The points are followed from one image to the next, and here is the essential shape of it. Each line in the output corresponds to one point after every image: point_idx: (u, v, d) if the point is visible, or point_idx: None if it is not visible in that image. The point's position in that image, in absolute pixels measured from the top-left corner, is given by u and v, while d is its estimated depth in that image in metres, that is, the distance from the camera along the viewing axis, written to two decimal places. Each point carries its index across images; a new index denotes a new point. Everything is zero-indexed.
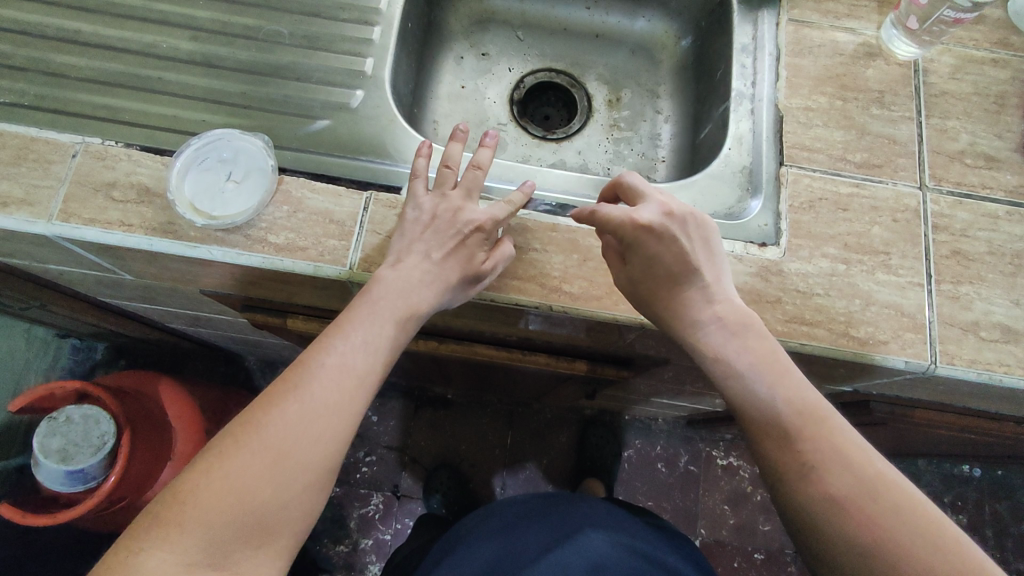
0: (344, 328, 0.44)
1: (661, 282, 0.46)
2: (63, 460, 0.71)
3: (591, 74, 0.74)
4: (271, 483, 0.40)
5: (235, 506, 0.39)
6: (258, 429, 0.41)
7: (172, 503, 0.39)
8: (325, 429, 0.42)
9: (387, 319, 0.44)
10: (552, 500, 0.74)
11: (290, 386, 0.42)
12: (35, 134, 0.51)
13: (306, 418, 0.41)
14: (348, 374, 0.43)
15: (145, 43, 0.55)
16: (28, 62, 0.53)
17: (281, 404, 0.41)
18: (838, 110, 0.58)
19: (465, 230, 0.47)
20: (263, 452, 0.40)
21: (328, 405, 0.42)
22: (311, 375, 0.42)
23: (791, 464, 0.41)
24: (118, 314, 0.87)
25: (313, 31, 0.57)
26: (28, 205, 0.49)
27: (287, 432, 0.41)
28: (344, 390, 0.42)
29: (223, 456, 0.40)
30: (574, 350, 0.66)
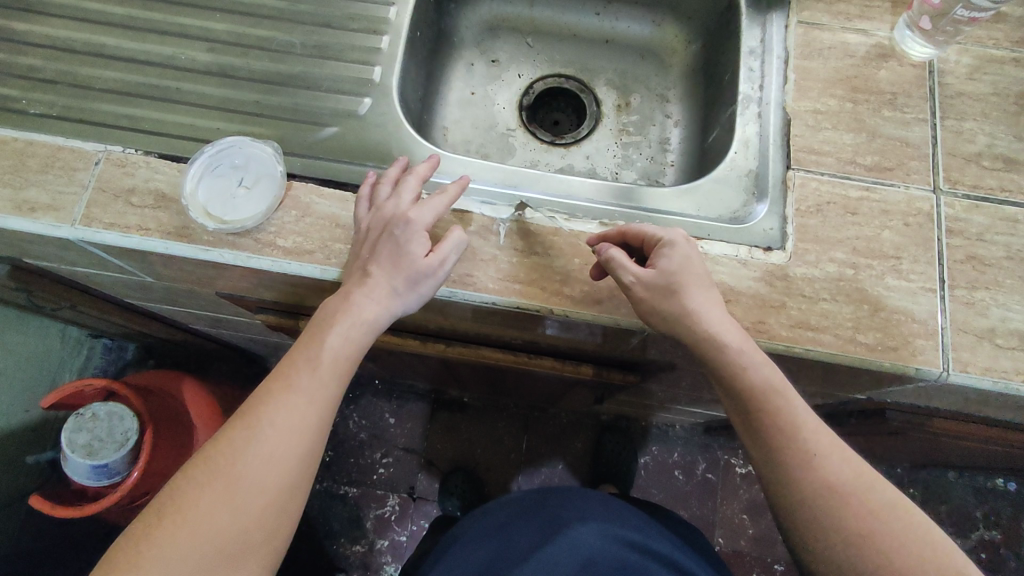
0: (299, 352, 0.46)
1: (691, 279, 0.47)
2: (88, 454, 0.74)
3: (601, 79, 0.74)
4: (228, 509, 0.41)
5: (198, 538, 0.41)
6: (215, 462, 0.43)
7: (134, 541, 0.41)
8: (280, 451, 0.43)
9: (336, 333, 0.46)
10: (545, 492, 0.76)
11: (242, 416, 0.44)
12: (62, 143, 0.53)
13: (259, 443, 0.43)
14: (298, 395, 0.44)
15: (166, 55, 0.58)
16: (57, 75, 0.56)
17: (235, 433, 0.43)
18: (847, 112, 0.57)
19: (397, 232, 0.47)
20: (217, 479, 0.42)
21: (278, 425, 0.43)
22: (265, 400, 0.44)
23: (803, 458, 0.44)
24: (144, 316, 0.91)
25: (324, 41, 0.59)
26: (54, 210, 0.52)
27: (239, 460, 0.42)
28: (298, 410, 0.44)
29: (182, 493, 0.42)
30: (580, 354, 0.66)
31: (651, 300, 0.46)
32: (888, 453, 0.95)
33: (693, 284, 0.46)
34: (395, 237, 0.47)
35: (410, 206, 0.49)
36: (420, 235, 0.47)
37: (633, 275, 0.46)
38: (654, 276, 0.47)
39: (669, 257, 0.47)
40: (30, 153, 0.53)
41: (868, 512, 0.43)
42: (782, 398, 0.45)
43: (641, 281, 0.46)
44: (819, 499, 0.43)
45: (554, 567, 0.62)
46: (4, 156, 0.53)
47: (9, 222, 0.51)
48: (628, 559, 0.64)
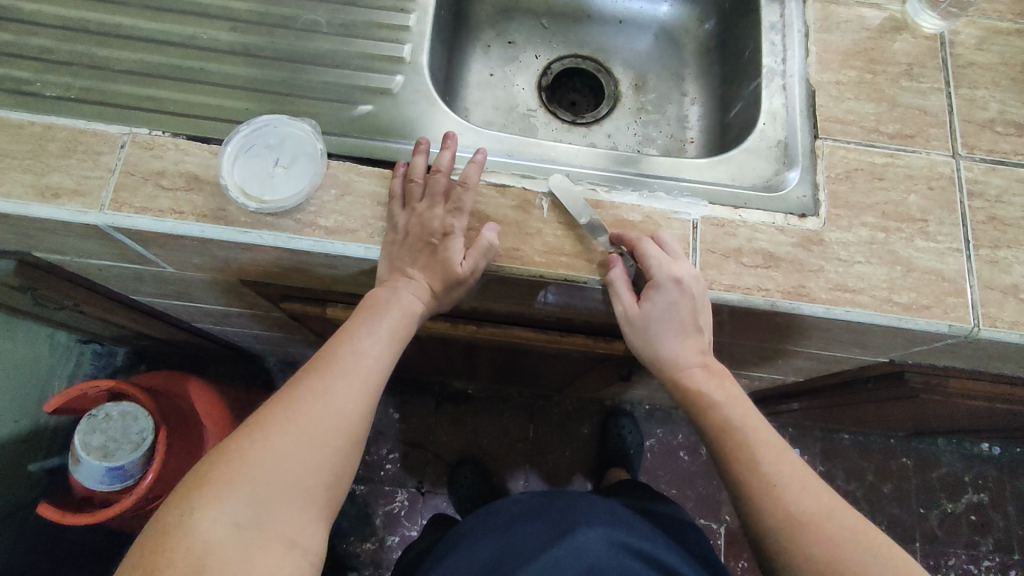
0: (363, 312, 0.48)
1: (669, 325, 0.50)
2: (103, 457, 0.71)
3: (617, 60, 0.74)
4: (305, 449, 0.43)
5: (274, 472, 0.42)
6: (290, 403, 0.44)
7: (215, 470, 0.42)
8: (351, 399, 0.45)
9: (396, 309, 0.48)
10: (553, 497, 0.75)
11: (317, 367, 0.46)
12: (83, 126, 0.51)
13: (332, 389, 0.45)
14: (366, 356, 0.47)
15: (187, 35, 0.56)
16: (72, 56, 0.54)
17: (310, 379, 0.45)
18: (868, 83, 0.59)
19: (436, 242, 0.49)
20: (295, 420, 0.43)
21: (351, 378, 0.46)
22: (336, 352, 0.46)
23: (758, 489, 0.46)
24: (148, 316, 0.87)
25: (350, 20, 0.58)
26: (80, 195, 0.49)
27: (314, 402, 0.44)
28: (365, 363, 0.46)
29: (259, 429, 0.43)
30: (612, 329, 0.66)
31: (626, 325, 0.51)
32: (890, 420, 0.98)
33: (669, 329, 0.50)
34: (434, 249, 0.49)
35: (444, 211, 0.49)
36: (456, 244, 0.48)
37: (622, 308, 0.50)
38: (643, 312, 0.50)
39: (654, 304, 0.49)
40: (51, 137, 0.51)
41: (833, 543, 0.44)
42: (738, 432, 0.48)
43: (623, 318, 0.51)
44: (782, 530, 0.45)
45: (558, 570, 0.61)
46: (20, 140, 0.50)
47: (31, 209, 0.49)
48: (631, 568, 0.62)
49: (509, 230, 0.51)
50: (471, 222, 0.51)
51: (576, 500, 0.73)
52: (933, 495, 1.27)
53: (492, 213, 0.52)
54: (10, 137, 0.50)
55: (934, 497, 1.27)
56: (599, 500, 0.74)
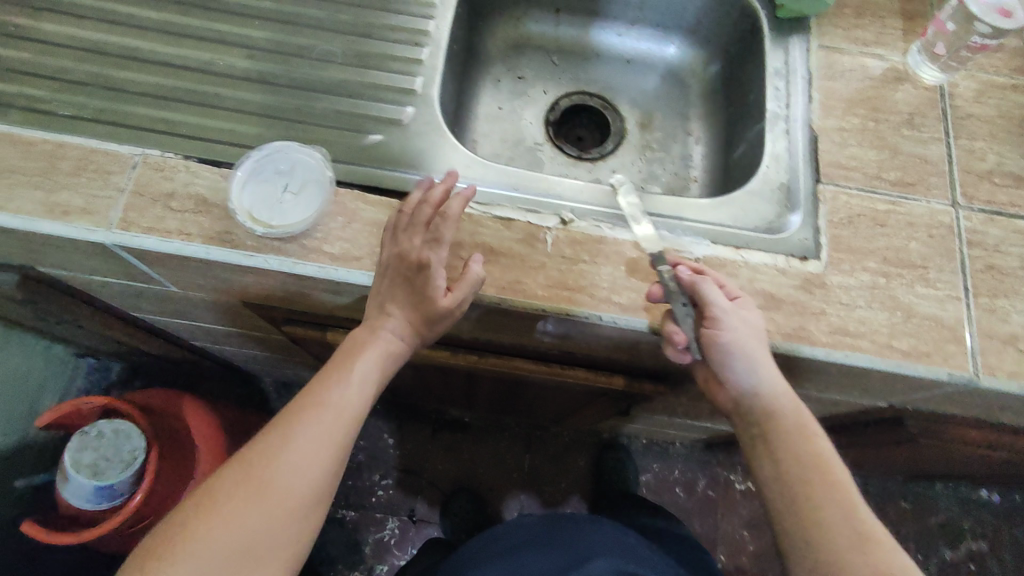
0: (336, 364, 0.47)
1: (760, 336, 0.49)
2: (93, 475, 0.70)
3: (624, 98, 0.76)
4: (260, 512, 0.42)
5: (234, 540, 0.42)
6: (248, 465, 0.44)
7: (173, 533, 0.42)
8: (317, 460, 0.44)
9: (364, 362, 0.47)
10: (562, 526, 0.74)
11: (279, 425, 0.45)
12: (96, 145, 0.52)
13: (296, 452, 0.44)
14: (330, 411, 0.46)
15: (204, 60, 0.57)
16: (89, 77, 0.55)
17: (270, 438, 0.45)
18: (869, 130, 0.60)
19: (417, 279, 0.46)
20: (253, 481, 0.43)
21: (310, 437, 0.44)
22: (305, 408, 0.46)
23: (847, 540, 0.43)
24: (146, 332, 0.87)
25: (365, 51, 0.59)
26: (88, 214, 0.50)
27: (270, 465, 0.43)
28: (336, 422, 0.45)
29: (217, 491, 0.43)
30: (612, 364, 0.65)
31: (726, 331, 0.47)
32: (888, 464, 0.97)
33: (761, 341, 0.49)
34: (416, 287, 0.47)
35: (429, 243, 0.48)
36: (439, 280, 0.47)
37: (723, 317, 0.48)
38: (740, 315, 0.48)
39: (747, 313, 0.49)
40: (63, 156, 0.51)
41: None
42: (826, 470, 0.46)
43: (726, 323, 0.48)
44: None
45: None
46: (33, 158, 0.51)
47: (39, 226, 0.49)
48: None
49: (513, 263, 0.52)
50: (475, 254, 0.52)
51: (585, 528, 0.72)
52: (930, 542, 1.26)
53: (496, 246, 0.52)
54: (23, 154, 0.51)
55: (932, 543, 1.25)
56: (608, 525, 0.73)
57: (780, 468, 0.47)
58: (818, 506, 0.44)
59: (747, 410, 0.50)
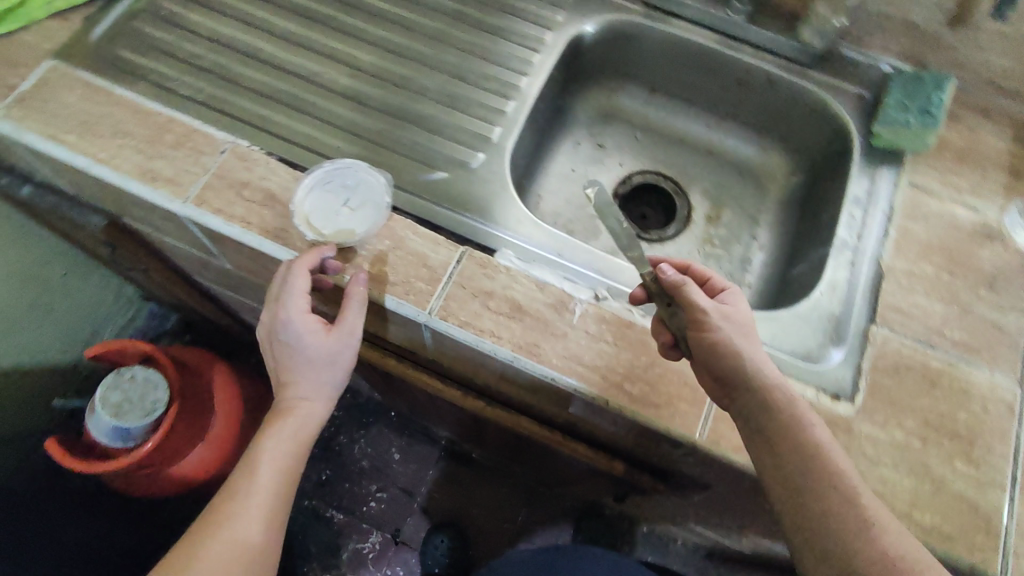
0: (251, 462, 0.52)
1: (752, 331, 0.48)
2: (114, 415, 0.75)
3: (697, 187, 0.75)
4: (228, 561, 0.48)
5: None
6: (209, 530, 0.48)
7: None
8: (240, 555, 0.48)
9: (293, 420, 0.52)
10: (553, 557, 0.72)
11: (229, 490, 0.50)
12: (197, 126, 0.57)
13: (219, 552, 0.48)
14: (273, 463, 0.52)
15: (312, 71, 0.63)
16: (212, 66, 0.62)
17: (225, 502, 0.50)
18: (942, 282, 0.56)
19: (283, 337, 0.51)
20: (217, 537, 0.48)
21: (260, 489, 0.51)
22: (224, 508, 0.49)
23: (859, 537, 0.40)
24: (202, 294, 0.93)
25: (456, 92, 0.63)
26: (172, 184, 0.55)
27: (232, 520, 0.49)
28: (256, 512, 0.50)
29: (181, 559, 0.47)
30: (616, 448, 0.64)
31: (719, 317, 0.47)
32: None
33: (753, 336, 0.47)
34: (287, 343, 0.51)
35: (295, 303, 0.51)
36: (298, 325, 0.51)
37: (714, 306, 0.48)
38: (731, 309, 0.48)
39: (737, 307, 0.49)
40: (169, 128, 0.57)
41: None
42: (832, 460, 0.42)
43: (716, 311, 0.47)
44: None
45: None
46: (145, 126, 0.57)
47: (130, 185, 0.55)
48: None
49: (535, 325, 0.52)
50: (501, 307, 0.52)
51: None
52: None
53: (524, 304, 0.53)
54: (137, 120, 0.57)
55: None
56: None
57: (783, 461, 0.43)
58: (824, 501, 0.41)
59: (755, 411, 0.45)
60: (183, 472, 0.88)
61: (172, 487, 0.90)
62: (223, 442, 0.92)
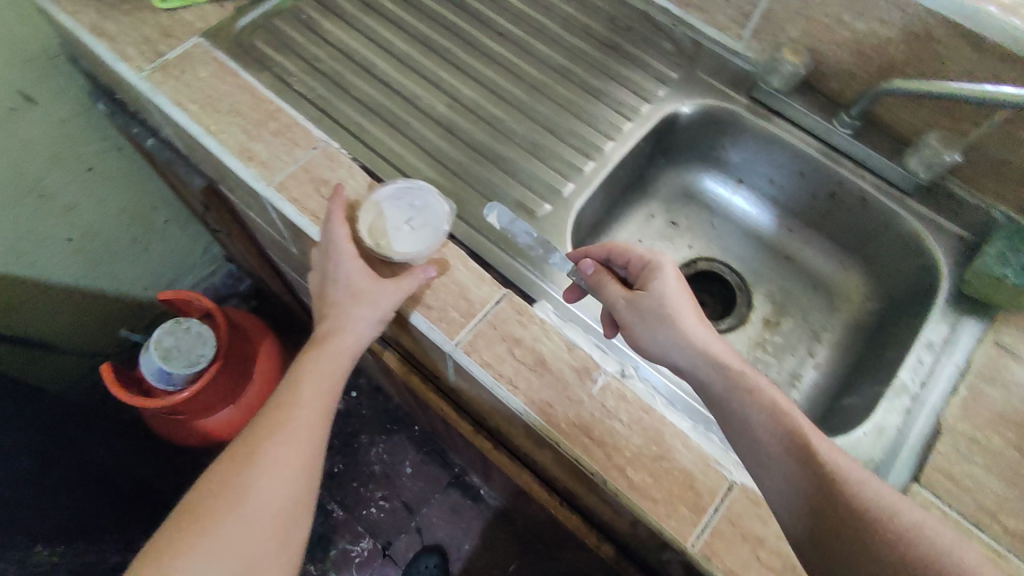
0: (297, 380, 0.54)
1: (674, 306, 0.51)
2: (162, 358, 0.81)
3: (764, 287, 0.72)
4: (279, 469, 0.50)
5: (263, 497, 0.49)
6: (258, 441, 0.51)
7: (199, 510, 0.48)
8: (289, 469, 0.50)
9: (338, 342, 0.54)
10: None
11: (277, 406, 0.53)
12: (300, 121, 0.62)
13: (274, 458, 0.50)
14: (321, 379, 0.54)
15: (415, 94, 0.66)
16: (330, 71, 0.67)
17: (274, 417, 0.52)
18: (1011, 459, 0.49)
19: (334, 274, 0.54)
20: (268, 446, 0.50)
21: (310, 403, 0.53)
22: (274, 419, 0.52)
23: (833, 511, 0.40)
24: (272, 268, 0.99)
25: (540, 142, 0.65)
26: (263, 167, 0.60)
27: (282, 433, 0.51)
28: (305, 423, 0.52)
29: (234, 467, 0.50)
30: (610, 530, 0.62)
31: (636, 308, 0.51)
32: None
33: (675, 311, 0.50)
34: (336, 281, 0.54)
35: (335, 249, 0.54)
36: (347, 263, 0.53)
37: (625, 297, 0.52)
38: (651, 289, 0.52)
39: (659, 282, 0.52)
40: (276, 117, 0.62)
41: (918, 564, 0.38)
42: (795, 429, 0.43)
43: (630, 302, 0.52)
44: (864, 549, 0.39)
45: None
46: (256, 111, 0.63)
47: (229, 159, 0.60)
48: None
49: (554, 383, 0.52)
50: (524, 356, 0.52)
51: None
52: None
53: (548, 360, 0.52)
54: (252, 104, 0.63)
55: None
56: None
57: (745, 436, 0.45)
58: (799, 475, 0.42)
59: (711, 385, 0.47)
60: (210, 427, 0.93)
61: (197, 438, 0.95)
62: (253, 408, 0.96)
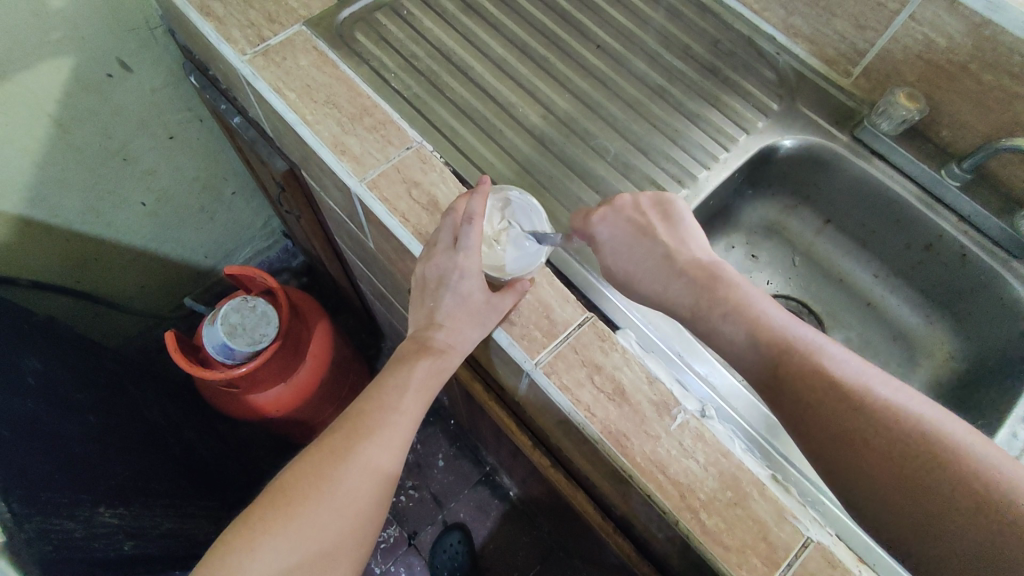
0: (398, 381, 0.53)
1: (625, 253, 0.54)
2: (228, 333, 0.84)
3: (840, 333, 0.70)
4: (372, 467, 0.50)
5: (354, 493, 0.49)
6: (354, 437, 0.51)
7: (291, 493, 0.48)
8: (381, 468, 0.51)
9: (438, 356, 0.53)
10: None
11: (374, 405, 0.53)
12: (395, 119, 0.62)
13: (370, 456, 0.50)
14: (420, 388, 0.54)
15: (509, 102, 0.66)
16: (426, 70, 0.67)
17: (371, 416, 0.52)
18: None
19: (451, 283, 0.52)
20: (364, 444, 0.51)
21: (407, 410, 0.53)
22: (374, 422, 0.52)
23: (837, 419, 0.41)
24: (335, 252, 1.01)
25: (633, 162, 0.63)
26: (355, 162, 0.59)
27: (379, 435, 0.51)
28: (400, 431, 0.52)
29: (328, 458, 0.50)
30: (663, 562, 0.61)
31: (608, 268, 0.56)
32: None
33: (627, 258, 0.54)
34: (451, 289, 0.52)
35: (459, 261, 0.52)
36: (471, 279, 0.52)
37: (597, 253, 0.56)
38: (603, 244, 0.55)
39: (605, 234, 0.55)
40: (371, 113, 0.62)
41: (915, 453, 0.39)
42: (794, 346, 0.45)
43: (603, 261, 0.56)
44: (866, 448, 0.40)
45: None
46: (352, 104, 0.62)
47: (322, 152, 0.60)
48: None
49: (632, 415, 0.51)
50: (604, 384, 0.52)
51: None
52: None
53: (628, 391, 0.52)
54: (348, 96, 0.63)
55: None
56: None
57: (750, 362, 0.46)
58: (802, 388, 0.43)
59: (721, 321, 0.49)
60: (261, 403, 0.94)
61: (248, 413, 0.96)
62: (304, 388, 0.97)
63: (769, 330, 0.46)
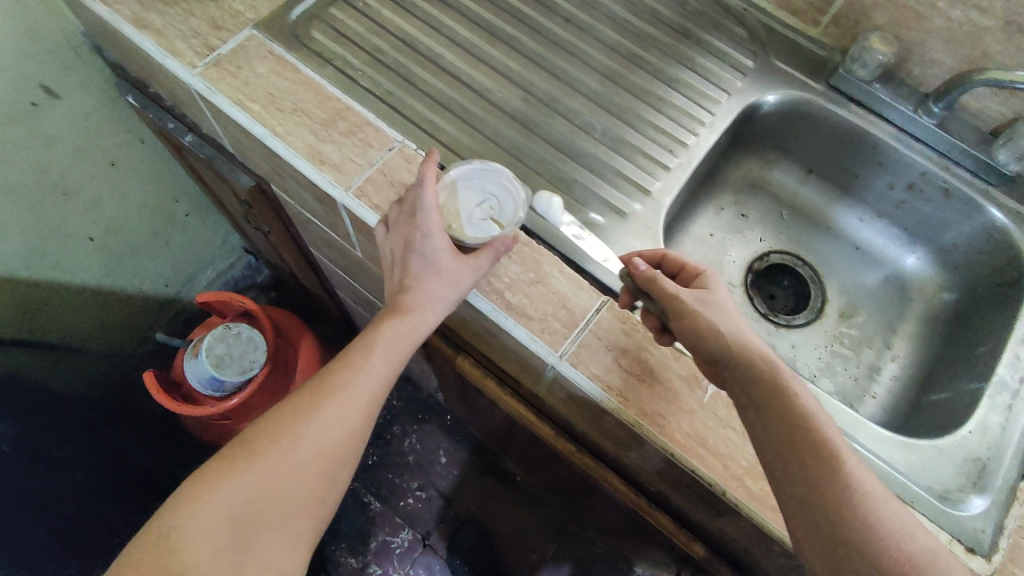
0: (369, 341, 0.50)
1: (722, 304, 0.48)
2: (214, 365, 0.79)
3: (835, 279, 0.72)
4: (331, 427, 0.47)
5: (309, 450, 0.46)
6: (317, 395, 0.48)
7: (247, 444, 0.46)
8: (342, 429, 0.47)
9: (408, 320, 0.49)
10: None
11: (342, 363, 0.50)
12: (371, 120, 0.59)
13: (332, 418, 0.47)
14: (386, 348, 0.49)
15: (485, 87, 0.63)
16: (394, 63, 0.63)
17: (337, 375, 0.49)
18: None
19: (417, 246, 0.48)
20: (325, 403, 0.47)
21: (374, 372, 0.49)
22: (339, 381, 0.48)
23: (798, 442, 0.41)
24: (307, 262, 0.96)
25: (620, 136, 0.62)
26: (337, 171, 0.56)
27: (342, 394, 0.48)
28: (366, 392, 0.49)
29: (289, 415, 0.47)
30: (699, 529, 0.62)
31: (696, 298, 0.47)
32: None
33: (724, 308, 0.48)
34: (417, 253, 0.49)
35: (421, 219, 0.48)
36: (435, 236, 0.48)
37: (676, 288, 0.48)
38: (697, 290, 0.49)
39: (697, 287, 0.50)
40: (344, 117, 0.59)
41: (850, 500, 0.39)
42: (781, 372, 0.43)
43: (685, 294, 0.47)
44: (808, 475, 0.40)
45: None
46: (323, 109, 0.59)
47: (299, 164, 0.56)
48: None
49: (664, 393, 0.50)
50: (632, 366, 0.51)
51: None
52: None
53: (657, 369, 0.51)
54: (317, 101, 0.59)
55: None
56: None
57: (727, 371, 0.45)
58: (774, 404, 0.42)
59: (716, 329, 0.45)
60: None
61: None
62: None
63: (779, 378, 0.43)
